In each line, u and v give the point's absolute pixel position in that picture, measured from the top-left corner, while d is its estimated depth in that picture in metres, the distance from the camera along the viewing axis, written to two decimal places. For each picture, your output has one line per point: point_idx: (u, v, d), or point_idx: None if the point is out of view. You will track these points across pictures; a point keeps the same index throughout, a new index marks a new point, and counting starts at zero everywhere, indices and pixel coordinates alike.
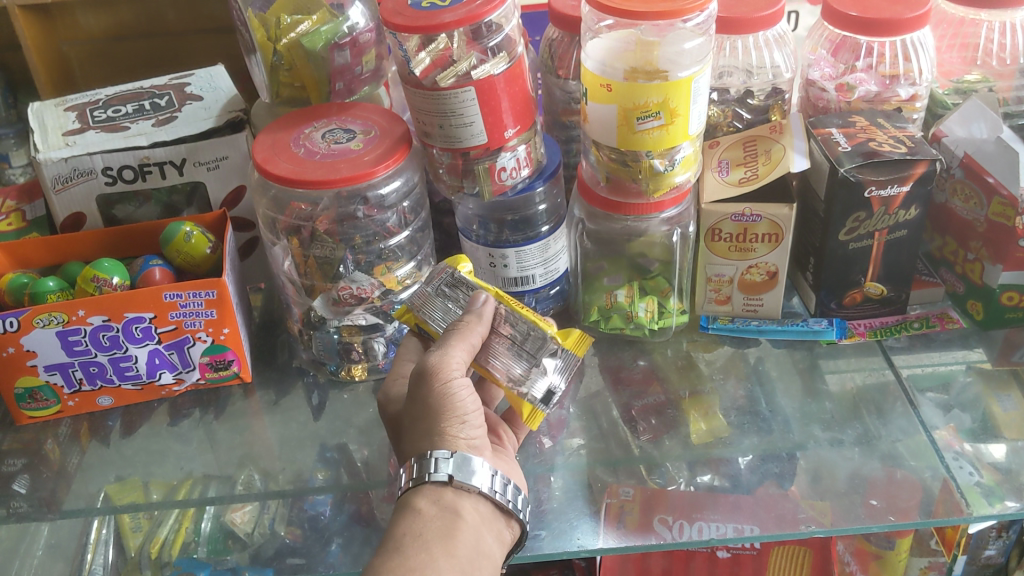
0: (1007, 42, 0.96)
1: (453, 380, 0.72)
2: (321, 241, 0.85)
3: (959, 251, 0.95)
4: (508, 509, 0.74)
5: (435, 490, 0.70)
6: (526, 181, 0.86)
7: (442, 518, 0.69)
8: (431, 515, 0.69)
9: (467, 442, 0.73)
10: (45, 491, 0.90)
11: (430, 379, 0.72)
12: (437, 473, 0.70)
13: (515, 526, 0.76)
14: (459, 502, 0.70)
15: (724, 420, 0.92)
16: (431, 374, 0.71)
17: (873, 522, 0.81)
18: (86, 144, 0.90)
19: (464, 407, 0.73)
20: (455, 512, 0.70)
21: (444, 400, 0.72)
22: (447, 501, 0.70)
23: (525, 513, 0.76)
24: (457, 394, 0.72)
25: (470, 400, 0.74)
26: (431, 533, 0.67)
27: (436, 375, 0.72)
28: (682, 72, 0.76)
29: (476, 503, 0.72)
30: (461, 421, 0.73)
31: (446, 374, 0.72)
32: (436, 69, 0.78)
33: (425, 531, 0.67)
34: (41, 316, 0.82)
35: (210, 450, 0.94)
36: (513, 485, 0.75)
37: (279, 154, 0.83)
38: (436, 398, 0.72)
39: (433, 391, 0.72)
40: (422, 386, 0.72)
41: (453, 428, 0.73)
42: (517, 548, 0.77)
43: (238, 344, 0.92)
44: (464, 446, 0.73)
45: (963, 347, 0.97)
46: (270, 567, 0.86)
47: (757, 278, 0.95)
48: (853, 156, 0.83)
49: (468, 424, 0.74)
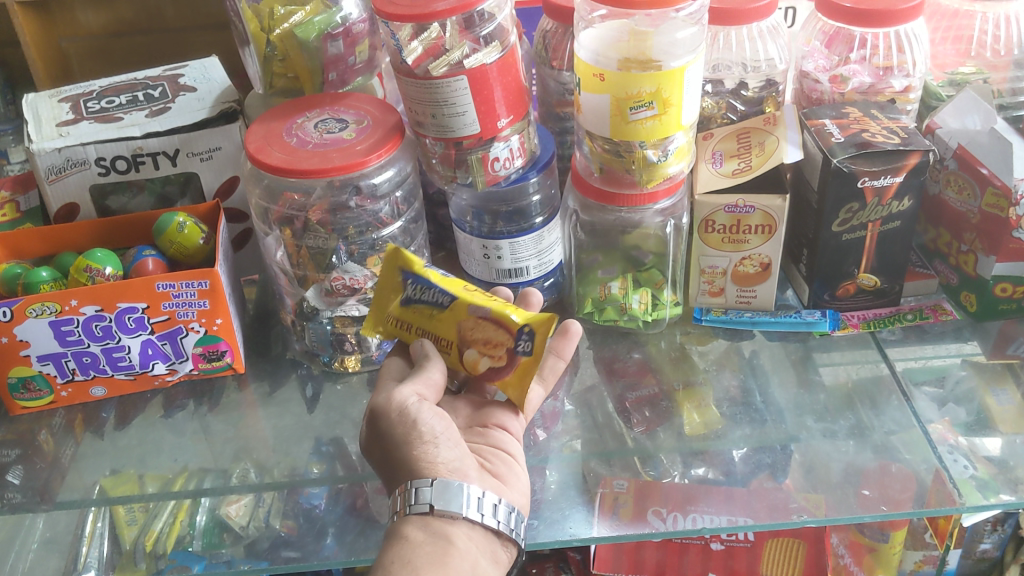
0: (1002, 34, 0.96)
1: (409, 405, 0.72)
2: (313, 231, 0.85)
3: (953, 243, 0.95)
4: (501, 532, 0.72)
5: (421, 518, 0.69)
6: (520, 171, 0.86)
7: (432, 544, 0.67)
8: (420, 541, 0.68)
9: (447, 466, 0.71)
10: (38, 481, 0.90)
11: (385, 412, 0.72)
12: (418, 503, 0.68)
13: (511, 545, 0.74)
14: (448, 528, 0.68)
15: (717, 412, 0.92)
16: (382, 408, 0.72)
17: (866, 511, 0.81)
18: (80, 134, 0.90)
19: (433, 430, 0.72)
20: (446, 539, 0.68)
21: (407, 427, 0.71)
22: (436, 528, 0.68)
23: (519, 533, 0.74)
24: (418, 419, 0.72)
25: (438, 421, 0.73)
26: (420, 560, 0.65)
27: (391, 409, 0.72)
28: (675, 62, 0.76)
29: (468, 530, 0.70)
30: (435, 445, 0.72)
31: (396, 405, 0.72)
32: (429, 58, 0.78)
33: (413, 559, 0.65)
34: (34, 305, 0.82)
35: (204, 441, 0.94)
36: (505, 505, 0.73)
37: (272, 144, 0.83)
38: (399, 429, 0.71)
39: (391, 423, 0.72)
40: (380, 422, 0.73)
41: (425, 453, 0.71)
42: (514, 565, 0.76)
43: (231, 335, 0.92)
44: (445, 470, 0.71)
45: (956, 340, 0.97)
46: (264, 559, 0.85)
47: (751, 270, 0.95)
48: (846, 147, 0.83)
49: (442, 445, 0.72)
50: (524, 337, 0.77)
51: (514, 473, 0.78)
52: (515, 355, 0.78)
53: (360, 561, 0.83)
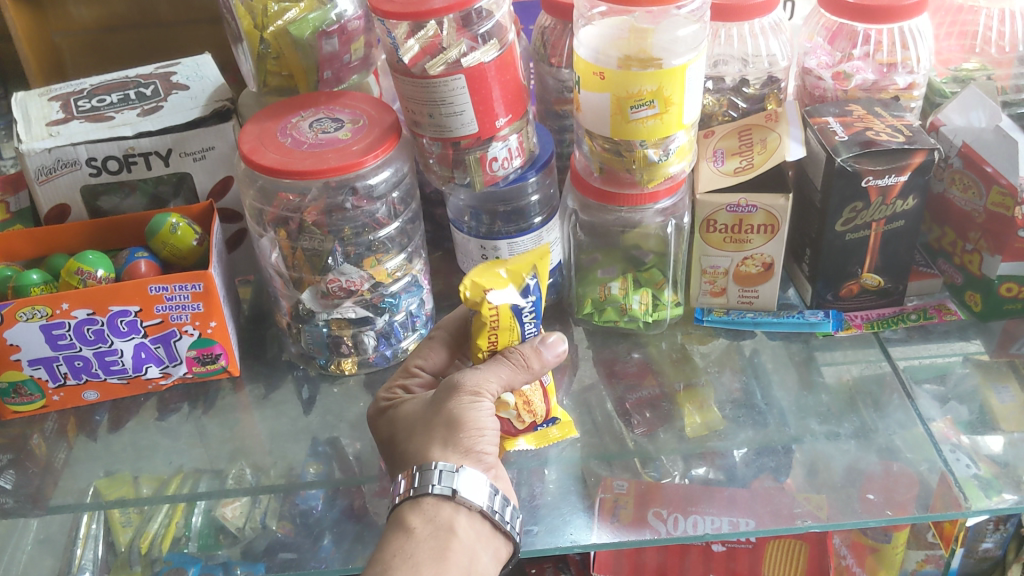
0: (1006, 30, 0.95)
1: (483, 399, 0.71)
2: (309, 232, 0.84)
3: (958, 242, 0.94)
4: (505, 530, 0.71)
5: (436, 503, 0.68)
6: (519, 171, 0.84)
7: (435, 537, 0.66)
8: (423, 534, 0.67)
9: (478, 457, 0.70)
10: (31, 487, 0.88)
11: (460, 391, 0.71)
12: (439, 485, 0.68)
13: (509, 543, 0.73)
14: (456, 518, 0.68)
15: (719, 414, 0.91)
16: (458, 388, 0.71)
17: (871, 516, 0.80)
18: (69, 134, 0.89)
19: (485, 422, 0.71)
20: (450, 530, 0.67)
21: (467, 410, 0.71)
22: (442, 518, 0.68)
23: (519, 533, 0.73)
24: (482, 410, 0.71)
25: (493, 420, 0.72)
26: (422, 555, 0.65)
27: (468, 391, 0.71)
28: (677, 60, 0.75)
29: (474, 521, 0.69)
30: (479, 435, 0.71)
31: (478, 391, 0.71)
32: (425, 57, 0.76)
33: (416, 553, 0.65)
34: (24, 309, 0.80)
35: (199, 445, 0.92)
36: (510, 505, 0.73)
37: (267, 144, 0.81)
38: (461, 409, 0.71)
39: (459, 402, 0.71)
40: (450, 396, 0.71)
41: (470, 440, 0.70)
42: (507, 562, 0.75)
43: (225, 337, 0.90)
44: (472, 460, 0.70)
45: (961, 339, 0.96)
46: (261, 563, 0.83)
47: (753, 270, 0.93)
48: (851, 145, 0.82)
49: (487, 438, 0.71)
50: (547, 422, 0.87)
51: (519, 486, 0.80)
52: (530, 429, 0.85)
53: (356, 568, 0.81)
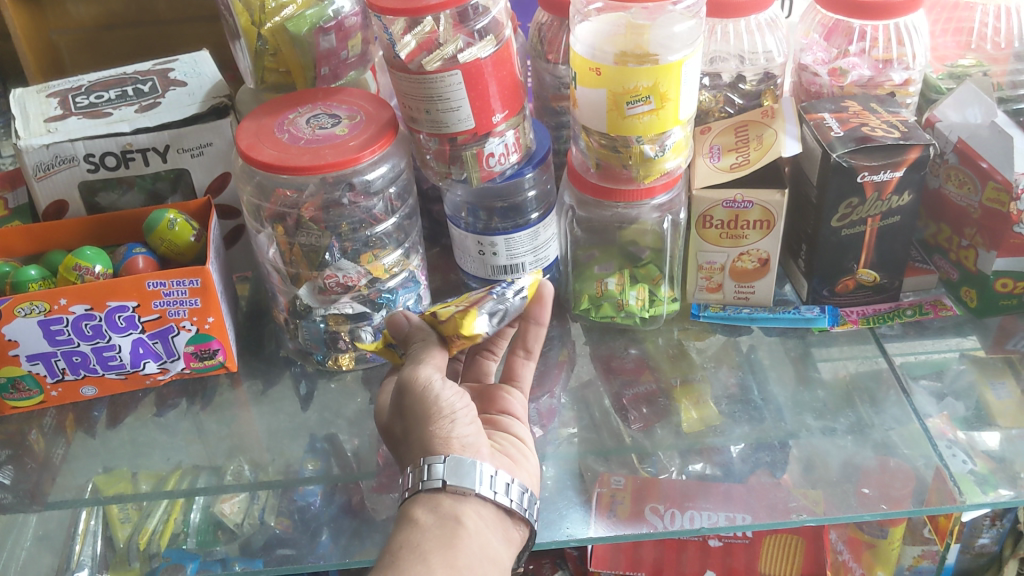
0: (1002, 26, 0.95)
1: (434, 383, 0.71)
2: (306, 228, 0.84)
3: (953, 238, 0.94)
4: (513, 510, 0.72)
5: (432, 496, 0.68)
6: (515, 167, 0.85)
7: (441, 526, 0.66)
8: (428, 524, 0.67)
9: (461, 442, 0.71)
10: (29, 483, 0.89)
11: (409, 387, 0.71)
12: (431, 480, 0.68)
13: (523, 524, 0.74)
14: (458, 508, 0.68)
15: (715, 409, 0.91)
16: (405, 383, 0.71)
17: (866, 510, 0.80)
18: (67, 130, 0.89)
19: (451, 406, 0.72)
20: (454, 519, 0.67)
21: (429, 403, 0.71)
22: (445, 509, 0.68)
23: (531, 513, 0.74)
24: (439, 396, 0.71)
25: (457, 400, 0.72)
26: (429, 544, 0.65)
27: (417, 383, 0.71)
28: (673, 56, 0.75)
29: (478, 508, 0.69)
30: (451, 421, 0.71)
31: (424, 377, 0.71)
32: (422, 53, 0.77)
33: (422, 542, 0.64)
34: (23, 305, 0.81)
35: (198, 441, 0.93)
36: (517, 484, 0.72)
37: (263, 140, 0.81)
38: (421, 403, 0.71)
39: (415, 397, 0.71)
40: (405, 396, 0.72)
41: (443, 429, 0.71)
42: (524, 548, 0.75)
43: (223, 333, 0.90)
44: (458, 446, 0.70)
45: (956, 335, 0.96)
46: (259, 558, 0.83)
47: (749, 265, 0.94)
48: (846, 141, 0.82)
49: (459, 422, 0.72)
50: None
51: (526, 456, 0.79)
52: None
53: (355, 563, 0.81)
